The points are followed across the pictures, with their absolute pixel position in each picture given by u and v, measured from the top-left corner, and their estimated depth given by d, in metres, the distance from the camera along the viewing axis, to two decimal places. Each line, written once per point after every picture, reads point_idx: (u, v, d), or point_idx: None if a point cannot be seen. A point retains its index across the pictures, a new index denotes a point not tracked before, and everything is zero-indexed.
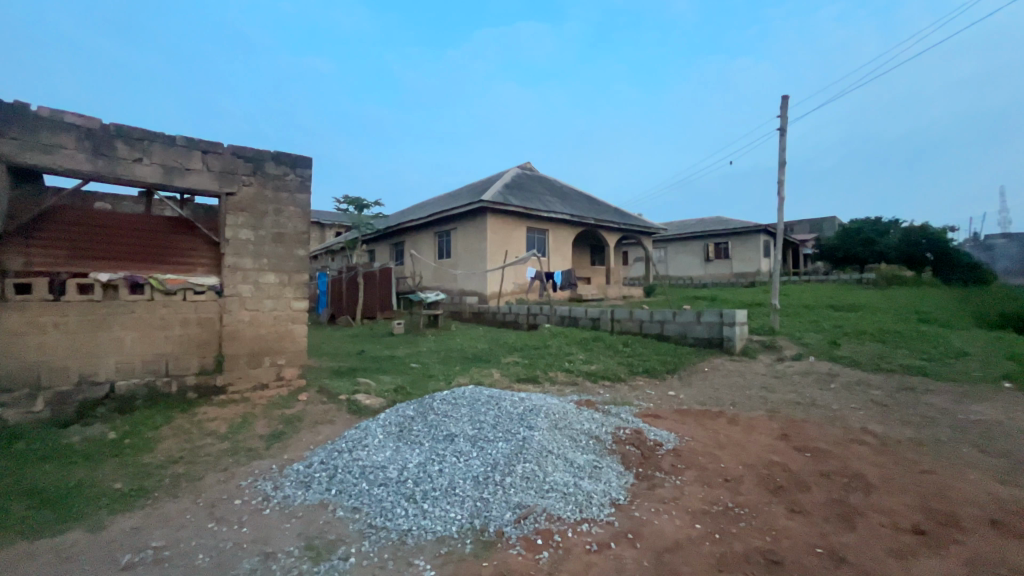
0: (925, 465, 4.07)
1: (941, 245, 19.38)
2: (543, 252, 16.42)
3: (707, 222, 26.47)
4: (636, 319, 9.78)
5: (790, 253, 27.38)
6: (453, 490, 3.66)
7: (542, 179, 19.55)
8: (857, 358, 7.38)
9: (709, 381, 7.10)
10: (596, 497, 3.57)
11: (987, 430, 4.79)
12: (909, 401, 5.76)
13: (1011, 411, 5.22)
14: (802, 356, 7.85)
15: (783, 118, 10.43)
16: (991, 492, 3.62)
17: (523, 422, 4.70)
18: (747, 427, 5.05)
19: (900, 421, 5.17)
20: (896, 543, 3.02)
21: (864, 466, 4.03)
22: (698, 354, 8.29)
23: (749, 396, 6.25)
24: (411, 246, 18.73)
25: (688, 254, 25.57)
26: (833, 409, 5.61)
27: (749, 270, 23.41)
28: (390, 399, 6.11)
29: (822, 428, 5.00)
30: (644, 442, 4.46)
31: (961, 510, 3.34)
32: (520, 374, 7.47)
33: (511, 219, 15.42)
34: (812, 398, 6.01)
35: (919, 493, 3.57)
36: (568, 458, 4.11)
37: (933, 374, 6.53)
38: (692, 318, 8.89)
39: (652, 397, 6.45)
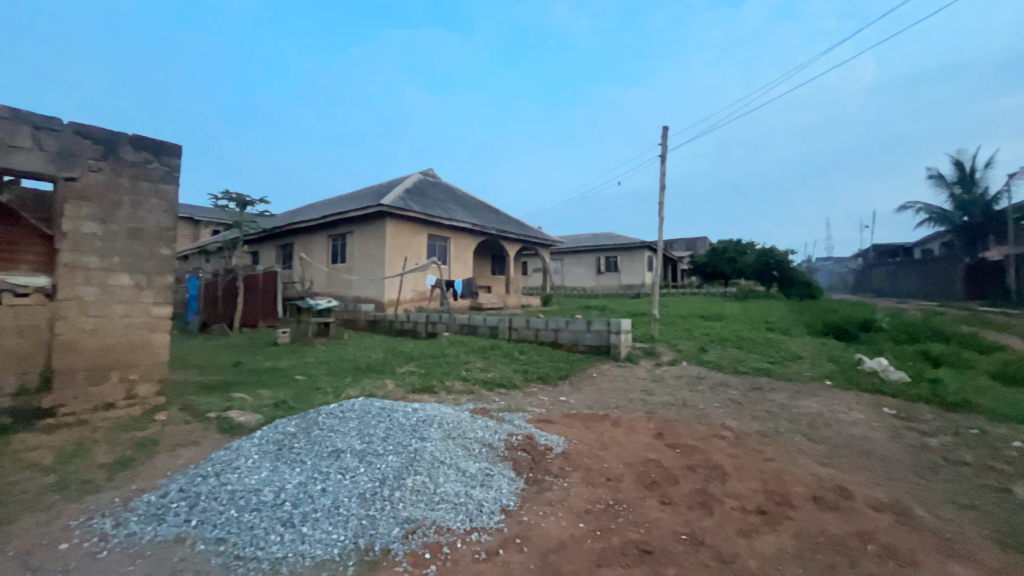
0: (768, 454, 4.72)
1: (784, 266, 22.62)
2: (444, 260, 16.27)
3: (600, 237, 28.36)
4: (532, 328, 10.11)
5: (669, 268, 30.37)
6: (337, 510, 3.44)
7: (444, 186, 19.46)
8: (720, 362, 8.37)
9: (596, 386, 7.56)
10: (486, 505, 3.60)
11: (813, 421, 5.72)
12: (758, 398, 6.67)
13: (830, 403, 6.30)
14: (676, 361, 8.70)
15: (663, 147, 11.59)
16: (815, 473, 4.31)
17: (415, 433, 4.59)
18: (628, 428, 5.46)
19: (751, 416, 5.96)
20: (744, 523, 3.45)
21: (722, 458, 4.56)
22: (587, 361, 8.78)
23: (631, 399, 6.77)
24: (301, 249, 17.45)
25: (582, 266, 27.09)
26: (700, 409, 6.28)
27: (635, 283, 25.47)
28: (269, 415, 5.59)
29: (691, 426, 5.58)
30: (535, 447, 4.61)
31: (793, 490, 3.93)
32: (416, 385, 7.26)
33: (411, 225, 15.07)
34: (683, 399, 6.69)
35: (762, 478, 4.12)
36: (460, 467, 4.09)
37: (777, 375, 7.61)
38: (583, 327, 9.41)
39: (545, 403, 6.69)
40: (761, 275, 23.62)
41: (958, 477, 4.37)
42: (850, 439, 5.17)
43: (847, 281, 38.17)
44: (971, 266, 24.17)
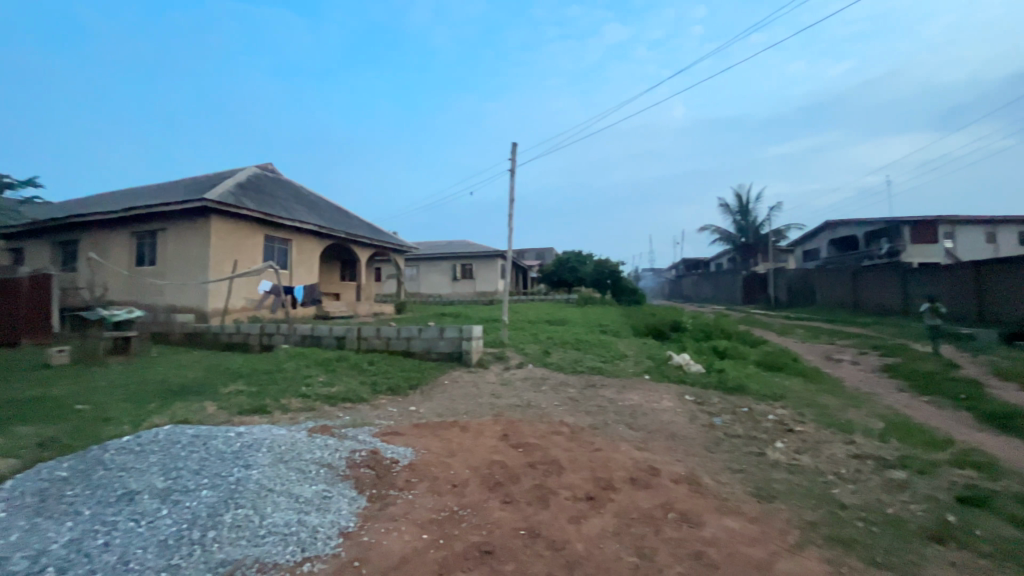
0: (597, 444, 5.28)
1: (617, 275, 25.90)
2: (283, 264, 14.73)
3: (455, 245, 28.71)
4: (383, 337, 9.73)
5: (520, 275, 32.13)
6: (126, 567, 2.84)
7: (285, 183, 17.69)
8: (561, 363, 9.10)
9: (447, 393, 7.58)
10: (321, 530, 3.33)
11: (633, 411, 6.56)
12: (591, 394, 7.42)
13: (646, 395, 7.30)
14: (523, 364, 9.21)
15: (513, 162, 12.29)
16: (633, 457, 4.95)
17: (238, 461, 4.04)
18: (476, 432, 5.59)
19: (585, 411, 6.60)
20: (574, 510, 3.79)
21: (558, 452, 4.95)
22: (439, 368, 8.76)
23: (480, 403, 6.96)
24: (89, 248, 14.14)
25: (437, 273, 27.08)
26: (542, 408, 6.74)
27: (489, 290, 26.31)
28: (29, 459, 4.36)
29: (533, 425, 5.96)
30: (380, 462, 4.42)
31: (615, 475, 4.45)
32: (244, 406, 6.40)
33: (243, 224, 13.33)
34: (527, 400, 7.11)
35: (591, 467, 4.59)
36: (292, 493, 3.72)
37: (608, 372, 8.58)
38: (435, 334, 9.37)
39: (393, 414, 6.49)
40: (598, 283, 26.56)
41: (732, 447, 5.44)
42: (660, 425, 6.07)
43: (665, 289, 44.91)
44: (747, 277, 30.51)
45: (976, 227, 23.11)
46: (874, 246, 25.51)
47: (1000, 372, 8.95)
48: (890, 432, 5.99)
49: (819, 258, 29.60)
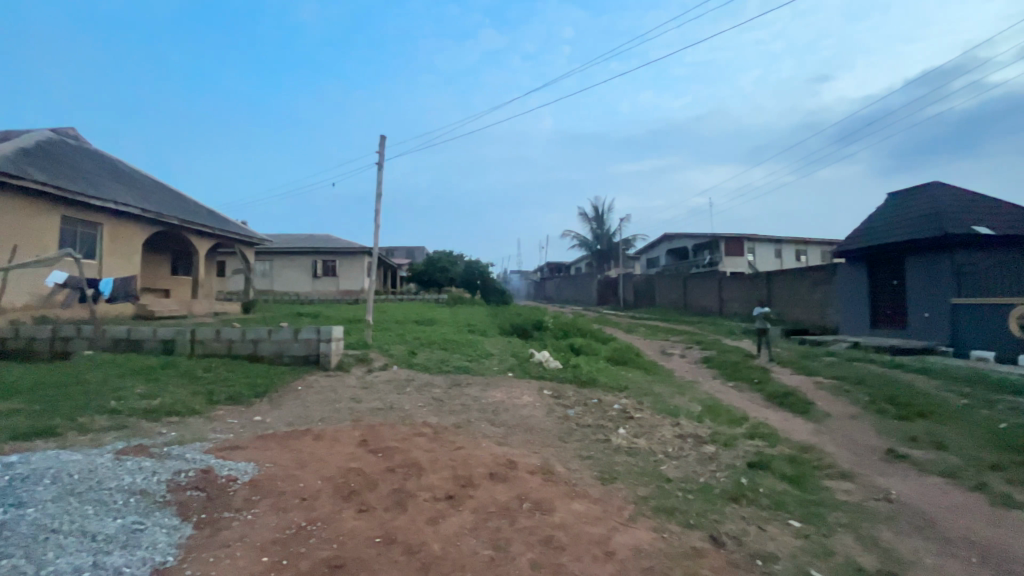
0: (459, 443, 5.32)
1: (486, 276, 26.48)
2: (89, 252, 12.10)
3: (317, 239, 26.60)
4: (224, 339, 8.56)
5: (389, 274, 31.05)
6: None
7: (94, 154, 14.56)
8: (427, 364, 9.00)
9: (300, 400, 6.95)
10: (125, 572, 2.79)
11: (497, 408, 6.77)
12: (456, 394, 7.46)
13: (508, 392, 7.58)
14: (387, 365, 8.87)
15: (381, 156, 11.88)
16: (494, 453, 5.09)
17: (4, 503, 3.20)
18: (331, 440, 5.22)
19: (449, 411, 6.61)
20: (433, 511, 3.77)
21: (420, 454, 4.87)
22: (291, 373, 7.99)
23: (338, 409, 6.53)
24: None
25: (294, 269, 24.73)
26: (405, 410, 6.57)
27: (353, 288, 24.90)
28: None
29: (395, 428, 5.78)
30: (213, 482, 3.88)
31: (475, 471, 4.53)
32: (22, 429, 5.09)
33: (31, 201, 10.63)
34: (390, 403, 6.86)
35: (452, 466, 4.61)
36: (87, 532, 3.07)
37: (473, 371, 8.72)
38: (289, 336, 8.54)
39: (233, 426, 5.74)
40: (469, 283, 26.87)
41: (582, 436, 5.94)
42: (520, 419, 6.36)
43: (531, 291, 47.44)
44: (601, 281, 33.69)
45: (769, 244, 28.61)
46: (699, 257, 30.08)
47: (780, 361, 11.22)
48: (705, 414, 7.12)
49: (658, 266, 33.97)
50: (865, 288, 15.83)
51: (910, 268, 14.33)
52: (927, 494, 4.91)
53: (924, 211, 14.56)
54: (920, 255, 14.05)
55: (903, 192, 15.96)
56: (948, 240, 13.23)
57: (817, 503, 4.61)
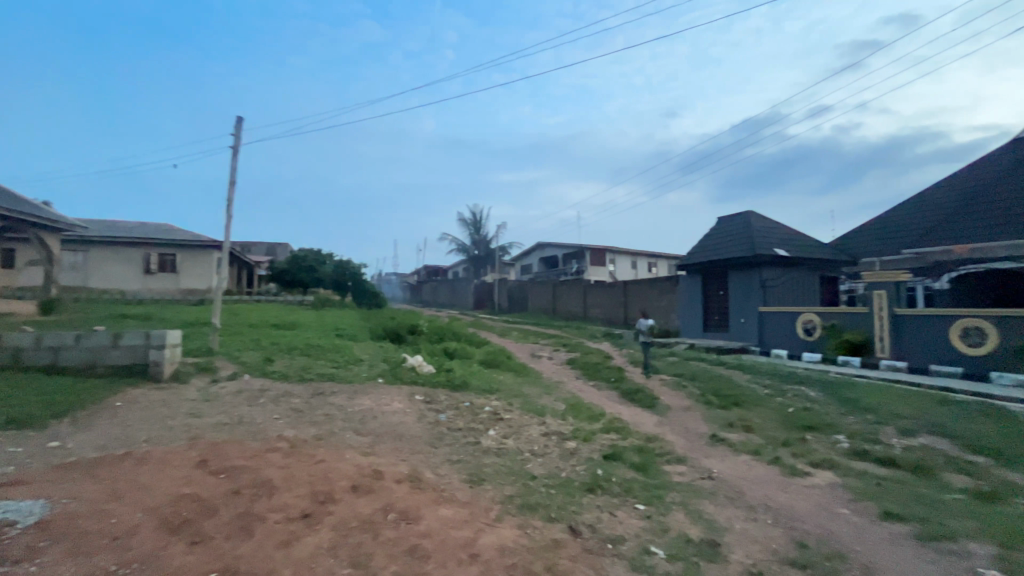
0: (320, 456, 4.93)
1: (358, 278, 25.04)
2: None
3: (150, 228, 22.67)
4: (7, 347, 6.89)
5: (244, 273, 27.64)
6: None
7: None
8: (286, 372, 8.19)
9: (117, 418, 5.80)
10: None
11: (364, 417, 6.42)
12: (319, 403, 6.91)
13: (377, 399, 7.25)
14: (236, 374, 7.86)
15: (237, 138, 10.59)
16: (359, 464, 4.82)
17: None
18: (158, 463, 4.46)
19: (309, 422, 6.08)
20: (285, 534, 3.44)
21: (272, 472, 4.40)
22: (106, 387, 6.63)
23: (170, 427, 5.59)
24: None
25: (118, 262, 20.68)
26: (257, 424, 5.89)
27: (198, 287, 21.74)
28: None
29: (243, 444, 5.15)
30: None
31: (336, 485, 4.23)
32: None
33: None
34: (238, 417, 6.09)
35: (310, 482, 4.25)
36: None
37: (339, 378, 8.17)
38: (106, 341, 7.11)
39: (16, 456, 4.57)
40: (338, 285, 25.19)
41: (452, 440, 5.93)
42: (388, 427, 6.12)
43: (406, 294, 46.29)
44: (478, 286, 34.22)
45: (627, 257, 31.83)
46: (568, 266, 32.24)
47: (649, 373, 11.00)
48: (567, 412, 7.62)
49: (531, 273, 35.69)
50: (698, 297, 18.47)
51: (731, 281, 17.12)
52: (738, 470, 5.88)
53: (742, 234, 17.52)
54: (739, 271, 16.86)
55: (728, 218, 18.99)
56: (758, 259, 16.10)
57: (658, 486, 5.22)
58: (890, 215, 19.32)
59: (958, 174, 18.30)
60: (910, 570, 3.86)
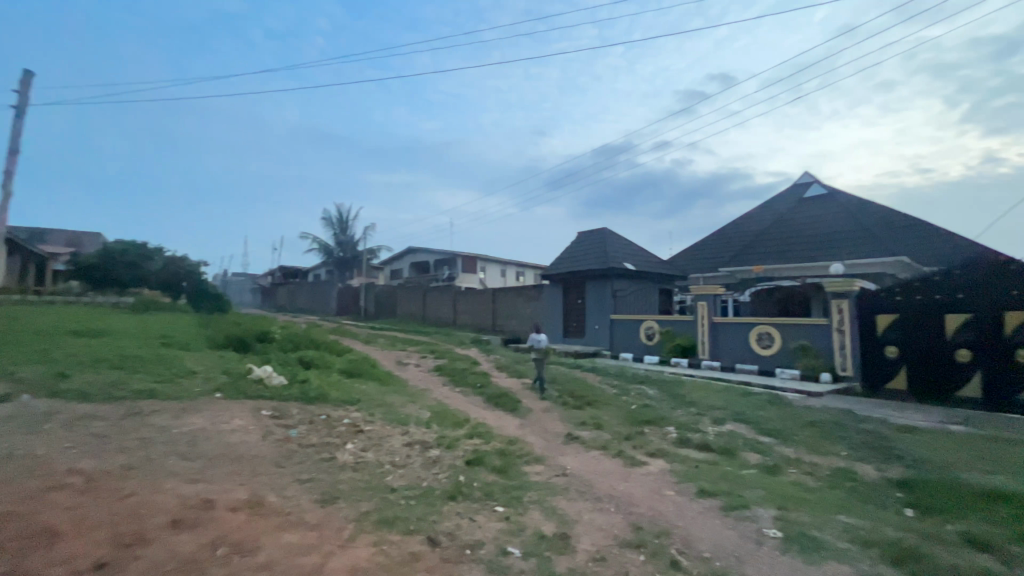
0: (129, 489, 4.11)
1: (195, 278, 21.59)
2: None
3: None
4: None
5: (32, 266, 22.06)
6: None
7: None
8: (86, 389, 6.69)
9: None
10: None
11: (193, 438, 5.53)
12: (132, 426, 5.77)
13: (213, 416, 6.32)
14: (9, 396, 6.18)
15: (23, 96, 8.43)
16: (182, 494, 4.13)
17: None
18: None
19: (117, 450, 5.04)
20: None
21: (57, 515, 3.54)
22: None
23: None
24: None
25: None
26: (37, 456, 4.70)
27: None
28: None
29: (13, 484, 4.05)
30: None
31: (149, 523, 3.57)
32: None
33: None
34: (8, 449, 4.79)
35: (112, 522, 3.51)
36: None
37: (163, 394, 6.94)
38: None
39: None
40: (168, 285, 21.53)
41: (304, 457, 5.42)
42: (224, 448, 5.36)
43: (257, 298, 41.52)
44: (342, 290, 32.17)
45: (496, 265, 32.82)
46: (439, 272, 32.04)
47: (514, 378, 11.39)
48: (432, 419, 7.52)
49: (401, 278, 34.77)
50: (560, 305, 19.81)
51: (588, 291, 18.71)
52: (589, 465, 6.39)
53: (598, 248, 19.29)
54: (594, 282, 18.50)
55: (586, 233, 20.75)
56: (611, 271, 17.87)
57: (516, 487, 5.41)
58: (711, 239, 23.05)
59: (757, 210, 22.66)
60: (717, 537, 4.58)
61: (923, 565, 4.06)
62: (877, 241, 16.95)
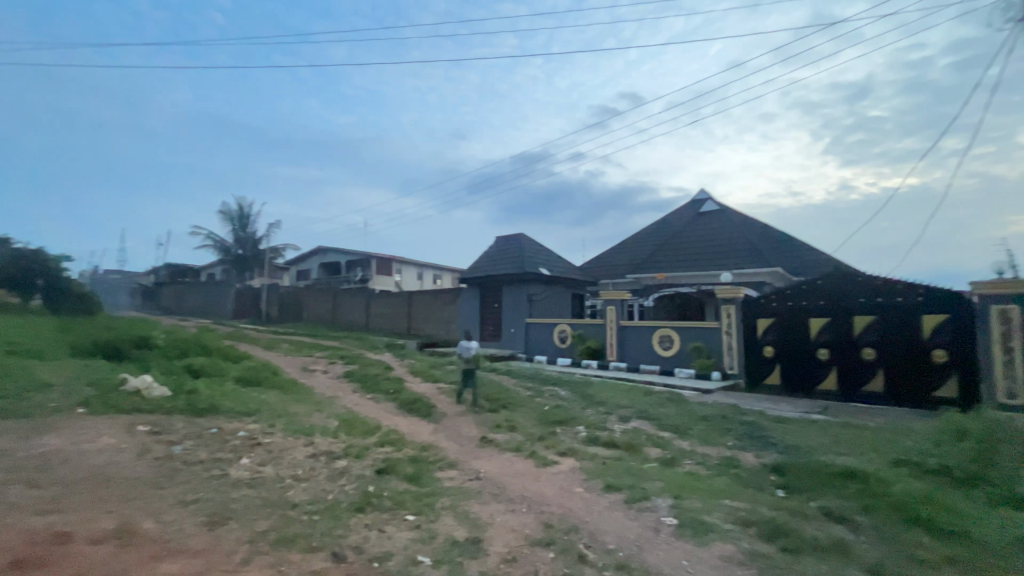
0: None
1: (54, 273, 18.45)
2: None
3: None
4: None
5: None
6: None
7: None
8: None
9: None
10: None
11: (45, 462, 4.73)
12: None
13: (73, 435, 5.46)
14: None
15: None
16: (29, 529, 3.52)
17: None
18: None
19: None
20: None
21: None
22: None
23: None
24: None
25: None
26: None
27: None
28: None
29: None
30: None
31: None
32: None
33: None
34: None
35: None
36: None
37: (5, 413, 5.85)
38: None
39: None
40: (13, 283, 18.15)
41: (189, 476, 4.87)
42: (87, 471, 4.65)
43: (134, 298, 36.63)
44: (240, 291, 29.47)
45: (413, 267, 32.09)
46: (351, 274, 30.61)
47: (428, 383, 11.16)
48: (340, 428, 7.13)
49: (309, 279, 32.69)
50: (477, 308, 19.85)
51: (505, 295, 18.95)
52: (502, 468, 6.44)
53: (515, 253, 19.61)
54: (511, 286, 18.79)
55: (504, 238, 21.02)
56: (527, 276, 18.25)
57: (429, 494, 5.30)
58: (620, 247, 24.49)
59: (660, 222, 24.50)
60: (621, 529, 4.84)
61: (791, 539, 4.62)
62: (759, 253, 19.13)
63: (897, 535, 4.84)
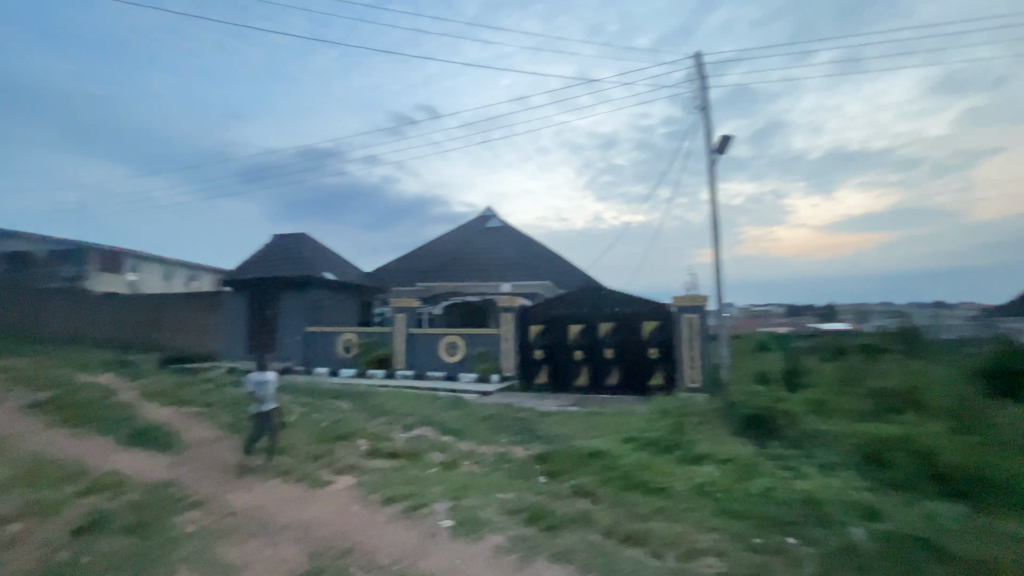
0: None
1: None
2: None
3: None
4: None
5: None
6: None
7: None
8: None
9: None
10: None
11: None
12: None
13: None
14: None
15: None
16: None
17: None
18: None
19: None
20: None
21: None
22: None
23: None
24: None
25: None
26: None
27: None
28: None
29: None
30: None
31: None
32: None
33: None
34: None
35: None
36: None
37: None
38: None
39: None
40: None
41: None
42: None
43: None
44: None
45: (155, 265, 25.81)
46: None
47: (170, 408, 9.08)
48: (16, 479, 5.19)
49: None
50: (245, 317, 17.16)
51: (282, 302, 16.98)
52: (266, 497, 5.63)
53: (296, 255, 17.80)
54: (290, 291, 16.95)
55: (282, 237, 18.79)
56: (310, 281, 16.76)
57: (159, 547, 4.26)
58: (412, 255, 24.57)
59: (451, 233, 25.54)
60: (399, 541, 4.75)
61: (549, 518, 5.27)
62: (534, 268, 21.68)
63: (624, 499, 6.01)
